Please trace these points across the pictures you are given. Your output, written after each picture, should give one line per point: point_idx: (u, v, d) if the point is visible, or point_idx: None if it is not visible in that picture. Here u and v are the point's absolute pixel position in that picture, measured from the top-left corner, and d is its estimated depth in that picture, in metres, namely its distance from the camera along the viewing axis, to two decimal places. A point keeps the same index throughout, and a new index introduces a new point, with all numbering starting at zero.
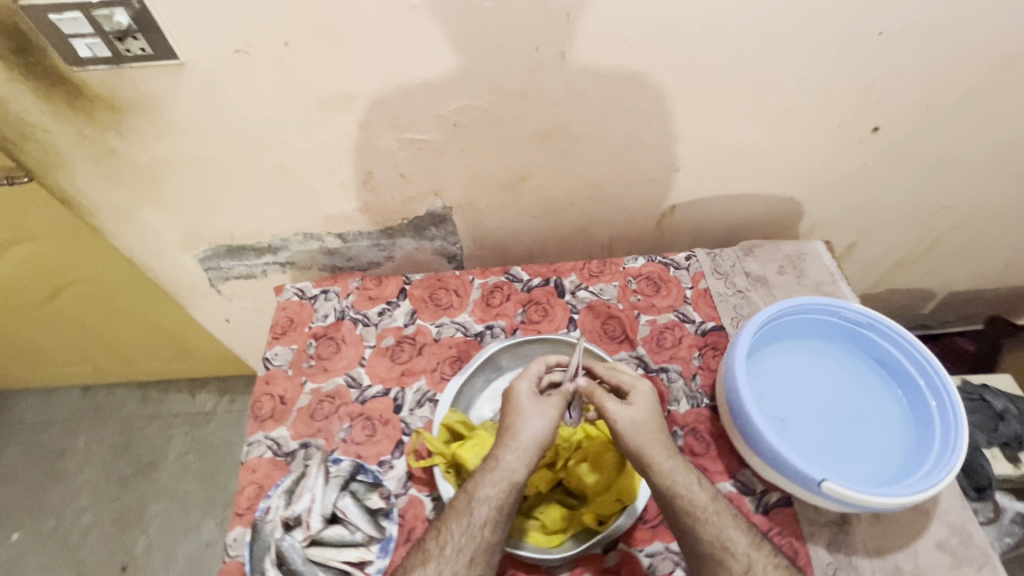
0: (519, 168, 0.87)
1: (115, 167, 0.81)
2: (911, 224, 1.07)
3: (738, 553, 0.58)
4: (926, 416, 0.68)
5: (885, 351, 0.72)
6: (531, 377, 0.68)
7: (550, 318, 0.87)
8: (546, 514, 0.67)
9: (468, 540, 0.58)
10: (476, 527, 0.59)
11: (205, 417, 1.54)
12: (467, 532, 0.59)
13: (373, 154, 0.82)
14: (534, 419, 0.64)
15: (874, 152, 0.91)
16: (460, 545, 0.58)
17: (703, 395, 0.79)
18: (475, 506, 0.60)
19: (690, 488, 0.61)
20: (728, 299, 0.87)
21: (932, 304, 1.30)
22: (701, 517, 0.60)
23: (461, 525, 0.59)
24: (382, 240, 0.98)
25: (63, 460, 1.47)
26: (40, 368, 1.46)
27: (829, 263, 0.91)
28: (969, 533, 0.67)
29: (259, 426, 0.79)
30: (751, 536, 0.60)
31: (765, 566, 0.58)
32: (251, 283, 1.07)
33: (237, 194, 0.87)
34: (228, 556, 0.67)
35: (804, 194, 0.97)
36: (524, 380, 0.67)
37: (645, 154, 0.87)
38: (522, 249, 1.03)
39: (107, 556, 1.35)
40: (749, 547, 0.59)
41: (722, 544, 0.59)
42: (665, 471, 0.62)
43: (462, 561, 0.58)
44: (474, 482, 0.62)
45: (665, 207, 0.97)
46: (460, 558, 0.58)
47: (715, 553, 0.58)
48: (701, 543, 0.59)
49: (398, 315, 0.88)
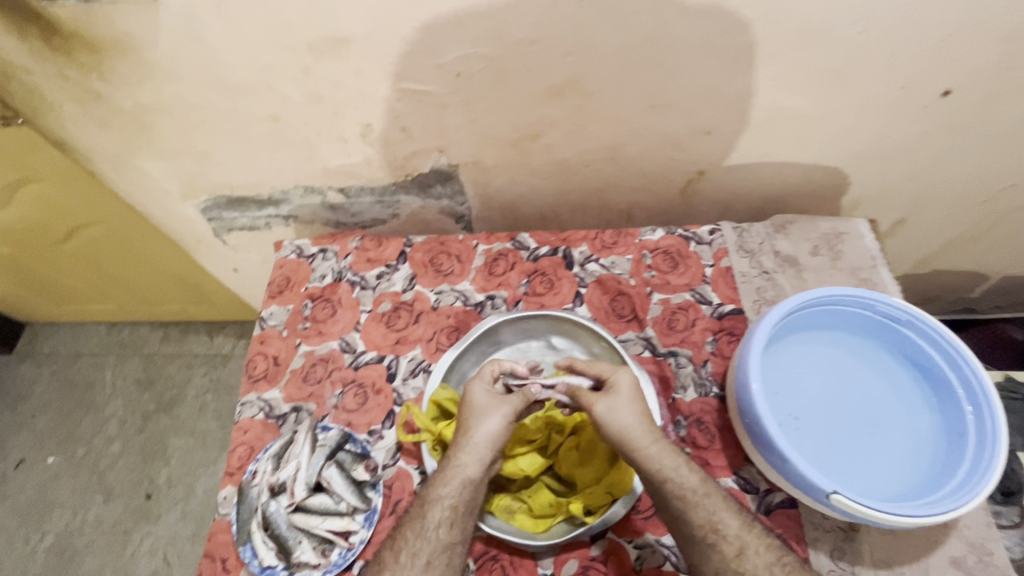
0: (529, 124, 0.78)
1: (103, 111, 0.77)
2: (970, 201, 0.94)
3: (729, 536, 0.56)
4: (960, 426, 0.61)
5: (922, 351, 0.65)
6: (485, 378, 0.66)
7: (556, 291, 0.82)
8: (534, 498, 0.66)
9: (423, 544, 0.57)
10: (431, 530, 0.58)
11: (224, 358, 1.52)
12: (422, 537, 0.58)
13: (370, 105, 0.74)
14: (488, 420, 0.63)
15: (941, 120, 0.78)
16: (415, 550, 0.57)
17: (713, 383, 0.74)
18: (430, 508, 0.59)
19: (679, 472, 0.58)
20: (751, 280, 0.80)
21: (982, 289, 1.17)
22: (690, 508, 0.57)
23: (416, 529, 0.58)
24: (385, 196, 0.92)
25: (91, 392, 1.51)
26: (64, 306, 1.49)
27: (870, 246, 0.82)
28: (989, 552, 0.62)
29: (252, 386, 0.78)
30: (742, 517, 0.57)
31: (756, 548, 0.55)
32: (255, 235, 1.04)
33: (229, 144, 0.82)
34: (218, 514, 0.69)
35: (852, 164, 0.86)
36: (478, 381, 0.66)
37: (670, 114, 0.77)
38: (533, 212, 0.96)
39: (132, 485, 1.37)
40: (740, 530, 0.56)
41: (712, 528, 0.56)
42: (652, 454, 0.59)
43: (418, 565, 0.56)
44: (429, 485, 0.61)
45: (692, 172, 0.87)
46: (415, 562, 0.57)
47: (705, 537, 0.56)
48: (690, 526, 0.57)
49: (396, 279, 0.85)
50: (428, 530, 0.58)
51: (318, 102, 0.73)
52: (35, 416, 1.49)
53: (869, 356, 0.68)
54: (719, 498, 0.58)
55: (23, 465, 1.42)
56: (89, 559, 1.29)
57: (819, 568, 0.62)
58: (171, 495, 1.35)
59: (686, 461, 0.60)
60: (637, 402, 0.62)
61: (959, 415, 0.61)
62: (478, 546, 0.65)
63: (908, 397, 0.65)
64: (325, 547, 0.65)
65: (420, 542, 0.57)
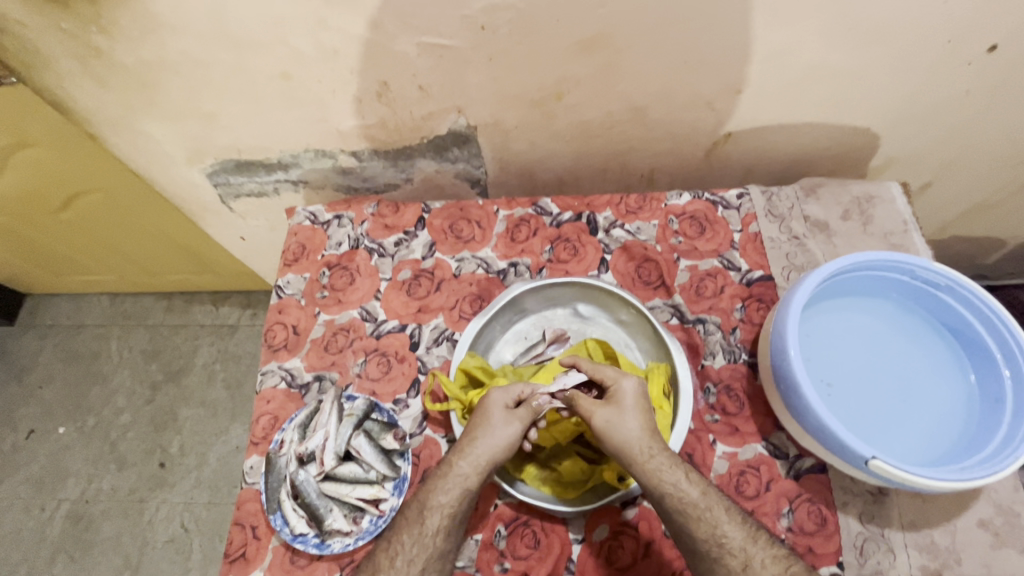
0: (554, 82, 0.74)
1: (102, 67, 0.72)
2: (998, 166, 0.90)
3: (734, 550, 0.54)
4: (997, 391, 0.61)
5: (960, 316, 0.64)
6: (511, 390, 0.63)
7: (580, 258, 0.80)
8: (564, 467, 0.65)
9: (420, 550, 0.57)
10: (428, 535, 0.57)
11: (230, 329, 1.50)
12: (419, 542, 0.57)
13: (386, 59, 0.70)
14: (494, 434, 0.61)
15: (986, 78, 0.74)
16: (411, 556, 0.57)
17: (742, 349, 0.73)
18: (434, 497, 0.59)
19: (678, 486, 0.57)
20: (781, 246, 0.78)
21: (998, 255, 1.14)
22: (692, 516, 0.56)
23: (413, 535, 0.57)
24: (399, 160, 0.89)
25: (98, 362, 1.49)
26: (66, 276, 1.46)
27: (902, 209, 0.80)
28: (1016, 514, 0.62)
29: (273, 356, 0.77)
30: (747, 529, 0.56)
31: (762, 560, 0.54)
32: (263, 201, 1.01)
33: (237, 103, 0.78)
34: (246, 483, 0.69)
35: (887, 127, 0.82)
36: (501, 390, 0.63)
37: (702, 71, 0.72)
38: (551, 176, 0.93)
39: (145, 454, 1.38)
40: (744, 541, 0.55)
41: (713, 530, 0.55)
42: None
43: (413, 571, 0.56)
44: (427, 489, 0.60)
45: (719, 134, 0.83)
46: (411, 568, 0.56)
47: (710, 552, 0.55)
48: (694, 540, 0.55)
49: (415, 247, 0.83)
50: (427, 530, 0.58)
51: (332, 56, 0.69)
52: (42, 387, 1.48)
53: (903, 322, 0.68)
54: (720, 509, 0.57)
55: (34, 435, 1.42)
56: (106, 526, 1.30)
57: (848, 530, 0.63)
58: (185, 463, 1.36)
59: (685, 471, 0.58)
60: (643, 413, 0.60)
61: (997, 380, 0.61)
62: (508, 512, 0.66)
63: (943, 363, 0.65)
64: (356, 514, 0.65)
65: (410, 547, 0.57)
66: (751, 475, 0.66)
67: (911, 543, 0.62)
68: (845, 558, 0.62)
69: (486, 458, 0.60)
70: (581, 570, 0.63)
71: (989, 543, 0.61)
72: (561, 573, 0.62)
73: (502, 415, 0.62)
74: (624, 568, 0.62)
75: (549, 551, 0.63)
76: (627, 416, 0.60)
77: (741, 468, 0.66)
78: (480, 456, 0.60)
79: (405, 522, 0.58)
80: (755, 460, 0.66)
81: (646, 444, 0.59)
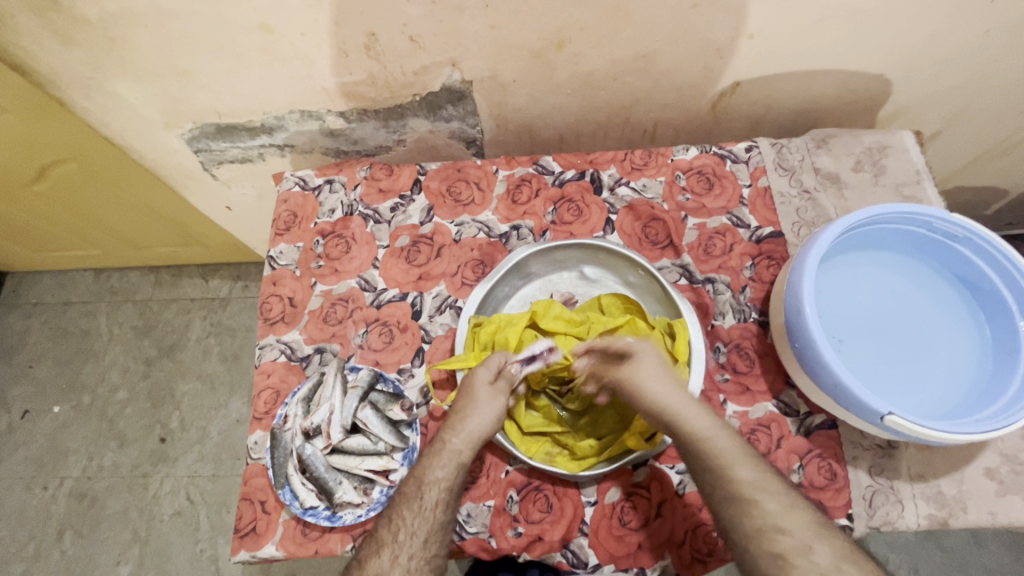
0: (556, 29, 0.68)
1: (65, 23, 0.67)
2: (1008, 111, 0.86)
3: None
4: (1012, 343, 0.60)
5: (975, 267, 0.63)
6: (490, 364, 0.63)
7: (585, 219, 0.77)
8: (600, 420, 0.66)
9: (420, 523, 0.57)
10: (427, 509, 0.57)
11: (222, 302, 1.47)
12: (419, 515, 0.57)
13: (373, 7, 0.64)
14: (484, 416, 0.61)
15: (1010, 16, 0.69)
16: (412, 529, 0.57)
17: (752, 308, 0.72)
18: (425, 490, 0.58)
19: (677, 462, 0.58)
20: (791, 201, 0.76)
21: (999, 205, 1.12)
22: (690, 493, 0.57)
23: (406, 524, 0.57)
24: (391, 120, 0.84)
25: (89, 340, 1.46)
26: (47, 252, 1.40)
27: (915, 159, 0.78)
28: (1022, 462, 0.63)
29: (270, 329, 0.75)
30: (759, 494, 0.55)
31: None
32: (248, 167, 0.96)
33: (216, 59, 0.72)
34: (251, 459, 0.68)
35: (904, 73, 0.78)
36: (483, 369, 0.62)
37: (712, 14, 0.67)
38: (551, 134, 0.89)
39: (145, 430, 1.36)
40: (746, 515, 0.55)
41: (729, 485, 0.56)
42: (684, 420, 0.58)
43: (416, 543, 0.56)
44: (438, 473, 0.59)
45: (726, 84, 0.79)
46: (414, 540, 0.56)
47: None
48: None
49: (413, 212, 0.79)
50: (406, 549, 0.56)
51: (314, 5, 0.63)
52: (34, 365, 1.45)
53: (915, 276, 0.67)
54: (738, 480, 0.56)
55: (29, 415, 1.40)
56: (111, 502, 1.30)
57: (858, 483, 0.63)
58: (185, 437, 1.35)
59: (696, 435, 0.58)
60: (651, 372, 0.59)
61: (1012, 331, 0.60)
62: (520, 477, 0.65)
63: (956, 315, 0.64)
64: (366, 485, 0.65)
65: (389, 569, 0.55)
66: (762, 433, 0.65)
67: (919, 493, 0.62)
68: (854, 510, 0.62)
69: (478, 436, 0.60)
70: (595, 530, 0.63)
71: (995, 491, 0.62)
72: (574, 536, 0.63)
73: (487, 393, 0.62)
74: (638, 528, 0.62)
75: (562, 515, 0.63)
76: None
77: (752, 427, 0.66)
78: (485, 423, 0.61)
79: (431, 486, 0.58)
80: (765, 419, 0.66)
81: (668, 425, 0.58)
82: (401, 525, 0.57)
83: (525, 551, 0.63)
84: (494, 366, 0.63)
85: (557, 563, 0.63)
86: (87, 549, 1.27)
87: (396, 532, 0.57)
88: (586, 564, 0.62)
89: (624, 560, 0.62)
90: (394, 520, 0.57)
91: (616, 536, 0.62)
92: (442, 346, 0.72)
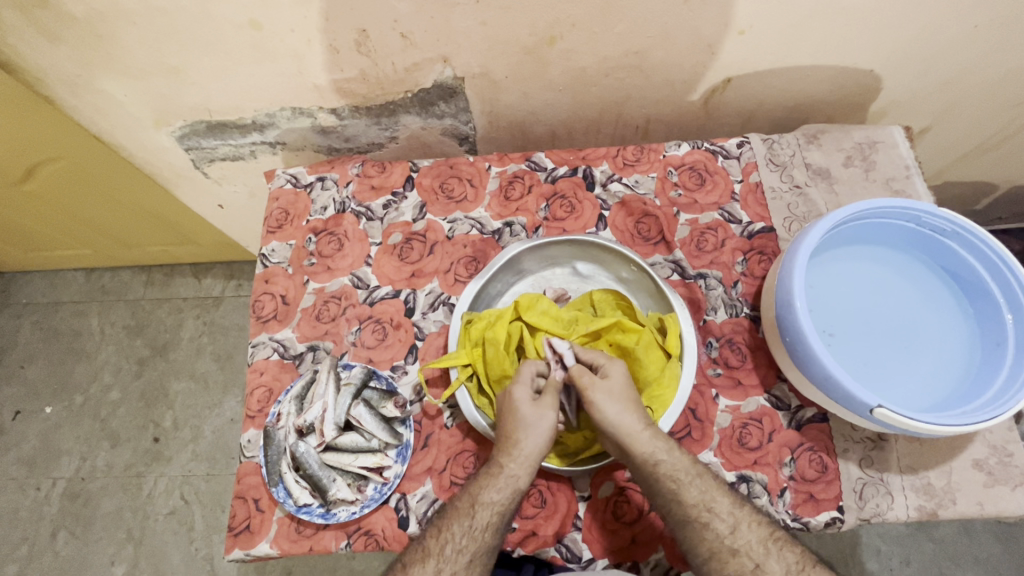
0: (547, 25, 0.68)
1: (51, 21, 0.66)
2: (995, 107, 0.87)
3: (720, 515, 0.57)
4: (999, 336, 0.61)
5: (963, 261, 0.64)
6: (526, 380, 0.62)
7: (578, 215, 0.77)
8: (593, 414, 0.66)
9: (469, 542, 0.57)
10: (477, 530, 0.58)
11: (215, 301, 1.46)
12: (468, 534, 0.57)
13: (363, 4, 0.64)
14: (535, 431, 0.60)
15: (996, 11, 0.70)
16: (460, 546, 0.57)
17: (743, 303, 0.72)
18: (478, 509, 0.58)
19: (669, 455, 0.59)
20: (782, 196, 0.76)
21: (988, 200, 1.13)
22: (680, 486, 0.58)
23: (462, 530, 0.58)
24: (383, 117, 0.84)
25: (80, 340, 1.45)
26: (36, 251, 1.39)
27: (905, 154, 0.78)
28: (1010, 453, 0.64)
29: (263, 327, 0.75)
30: None
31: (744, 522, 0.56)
32: (239, 165, 0.95)
33: (206, 57, 0.71)
34: (245, 457, 0.68)
35: (893, 69, 0.79)
36: (521, 386, 0.61)
37: (702, 10, 0.67)
38: (544, 130, 0.89)
39: (139, 430, 1.35)
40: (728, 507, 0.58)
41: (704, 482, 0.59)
42: None
43: (462, 561, 0.57)
44: (478, 484, 0.59)
45: (717, 80, 0.79)
46: (460, 558, 0.57)
47: (698, 518, 0.57)
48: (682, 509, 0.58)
49: (405, 209, 0.79)
50: (450, 565, 0.57)
51: (303, 2, 0.63)
52: (24, 366, 1.44)
53: (905, 270, 0.67)
54: None
55: (20, 415, 1.39)
56: (105, 502, 1.30)
57: (848, 475, 0.64)
58: (179, 437, 1.34)
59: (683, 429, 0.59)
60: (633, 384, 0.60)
61: (999, 323, 0.61)
62: None
63: (945, 308, 0.65)
64: (360, 482, 0.65)
65: None
66: (753, 427, 0.66)
67: (908, 485, 0.63)
68: (845, 502, 0.63)
69: (534, 456, 0.59)
70: (588, 526, 0.63)
71: (984, 482, 0.62)
72: (568, 530, 0.63)
73: (531, 409, 0.60)
74: (631, 522, 0.63)
75: (556, 510, 0.64)
76: (617, 426, 0.59)
77: (744, 421, 0.66)
78: (539, 444, 0.59)
79: None
80: (756, 413, 0.67)
81: (650, 439, 0.59)
82: (450, 540, 0.57)
83: (518, 546, 0.63)
84: (528, 379, 0.62)
85: (551, 558, 0.63)
86: (81, 550, 1.26)
87: (444, 546, 0.57)
88: (579, 558, 0.62)
89: (617, 553, 0.62)
90: (444, 531, 0.58)
91: (609, 531, 0.63)
92: (435, 343, 0.72)
